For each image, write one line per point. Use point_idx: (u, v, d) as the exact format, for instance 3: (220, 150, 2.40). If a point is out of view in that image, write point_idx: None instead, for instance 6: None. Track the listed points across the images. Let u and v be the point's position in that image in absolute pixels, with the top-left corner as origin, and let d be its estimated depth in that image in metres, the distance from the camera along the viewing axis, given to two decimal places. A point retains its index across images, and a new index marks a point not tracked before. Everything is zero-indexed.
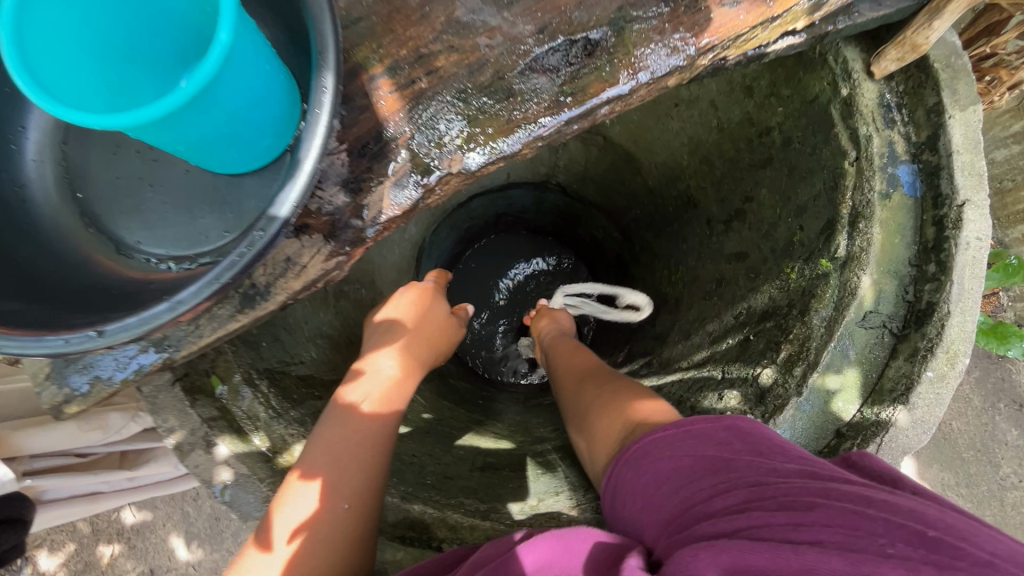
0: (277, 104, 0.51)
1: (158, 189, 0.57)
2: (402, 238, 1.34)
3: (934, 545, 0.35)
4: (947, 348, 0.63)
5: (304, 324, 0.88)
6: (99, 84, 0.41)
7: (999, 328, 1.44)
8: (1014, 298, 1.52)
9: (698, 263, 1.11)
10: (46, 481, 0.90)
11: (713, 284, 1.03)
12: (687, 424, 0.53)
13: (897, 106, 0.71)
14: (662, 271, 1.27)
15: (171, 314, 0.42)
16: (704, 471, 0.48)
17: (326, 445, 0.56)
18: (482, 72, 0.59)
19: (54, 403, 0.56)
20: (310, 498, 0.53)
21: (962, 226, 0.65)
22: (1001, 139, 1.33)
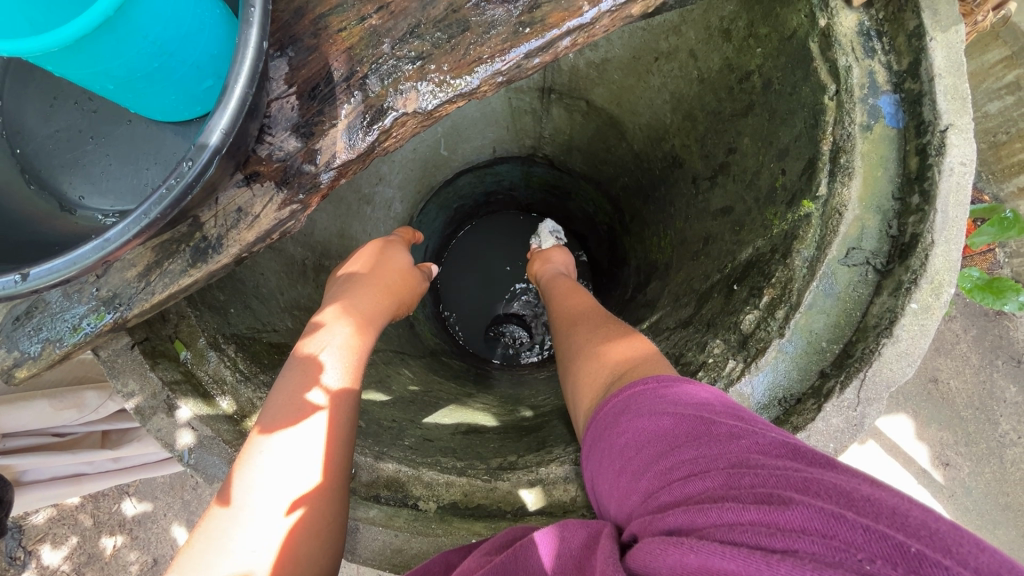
0: (214, 40, 0.48)
1: (101, 142, 0.55)
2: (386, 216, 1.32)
3: (917, 565, 0.26)
4: (932, 279, 0.60)
5: (280, 295, 0.83)
6: (16, 19, 0.39)
7: (994, 282, 1.34)
8: (1010, 254, 1.49)
9: (686, 224, 1.08)
10: (23, 460, 0.88)
11: (700, 243, 0.99)
12: (670, 382, 0.46)
13: (876, 33, 0.69)
14: (652, 238, 1.24)
15: (99, 253, 0.44)
16: (683, 435, 0.39)
17: (284, 405, 0.53)
18: (435, 6, 0.55)
19: (4, 367, 0.55)
20: (263, 457, 0.50)
21: (946, 152, 0.62)
22: (993, 91, 1.30)
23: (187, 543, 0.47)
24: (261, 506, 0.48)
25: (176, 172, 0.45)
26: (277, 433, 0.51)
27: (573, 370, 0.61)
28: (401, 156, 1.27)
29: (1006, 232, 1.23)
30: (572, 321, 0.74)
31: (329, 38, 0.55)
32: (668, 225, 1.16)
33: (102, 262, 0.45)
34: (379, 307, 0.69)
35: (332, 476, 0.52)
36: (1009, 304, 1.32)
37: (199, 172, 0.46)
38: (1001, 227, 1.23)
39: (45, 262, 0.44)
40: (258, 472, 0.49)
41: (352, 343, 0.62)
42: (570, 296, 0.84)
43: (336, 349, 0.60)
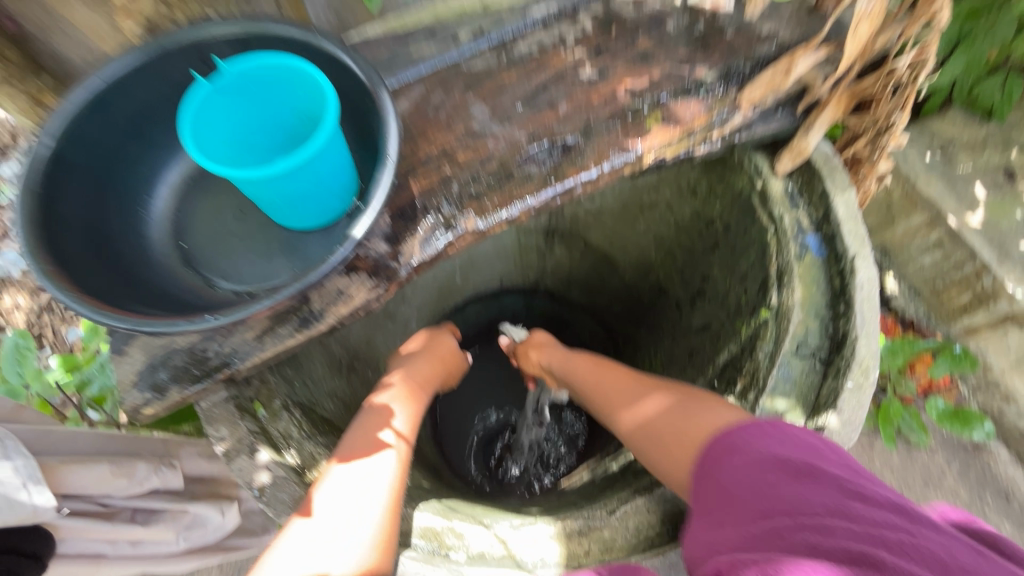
0: (349, 172, 0.70)
1: (245, 241, 0.76)
2: (404, 333, 1.52)
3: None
4: (860, 363, 0.78)
5: (319, 381, 1.00)
6: (219, 148, 0.65)
7: (960, 413, 1.64)
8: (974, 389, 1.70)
9: (674, 340, 1.28)
10: (72, 526, 0.89)
11: (687, 355, 1.20)
12: (777, 426, 0.64)
13: (798, 194, 0.94)
14: (645, 357, 1.42)
15: (269, 305, 0.64)
16: (786, 474, 0.57)
17: (358, 443, 0.67)
18: (490, 163, 0.82)
19: (134, 406, 0.68)
20: (339, 481, 0.62)
21: (856, 273, 0.84)
22: (924, 247, 1.63)
23: (272, 547, 0.57)
24: (337, 516, 0.59)
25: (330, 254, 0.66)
26: (353, 462, 0.64)
27: (613, 411, 0.87)
28: (430, 278, 1.50)
29: (960, 366, 1.59)
30: (597, 383, 0.94)
31: (415, 179, 0.80)
32: (660, 342, 1.35)
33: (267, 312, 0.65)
34: (429, 378, 0.85)
35: (393, 506, 0.63)
36: (977, 432, 1.62)
37: (338, 261, 0.66)
38: (955, 361, 1.59)
39: (223, 312, 0.63)
40: (338, 492, 0.61)
41: (409, 404, 0.77)
42: (587, 366, 1.00)
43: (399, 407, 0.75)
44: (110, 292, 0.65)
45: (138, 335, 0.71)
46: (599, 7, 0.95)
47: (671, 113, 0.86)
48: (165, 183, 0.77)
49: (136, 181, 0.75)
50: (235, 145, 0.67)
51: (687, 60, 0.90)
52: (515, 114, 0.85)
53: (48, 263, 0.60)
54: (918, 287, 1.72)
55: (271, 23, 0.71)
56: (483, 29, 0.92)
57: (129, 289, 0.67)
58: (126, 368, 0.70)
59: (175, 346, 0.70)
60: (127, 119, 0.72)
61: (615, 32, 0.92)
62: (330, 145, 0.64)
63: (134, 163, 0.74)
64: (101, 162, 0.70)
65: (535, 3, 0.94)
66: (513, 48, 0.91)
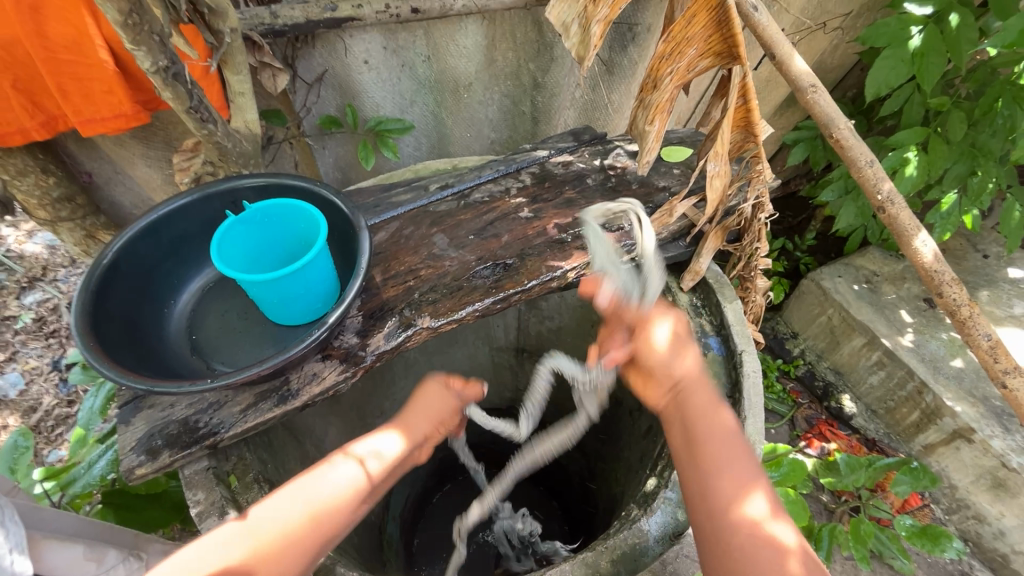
0: (330, 280, 0.92)
1: (244, 335, 0.95)
2: (378, 447, 1.63)
3: None
4: (748, 440, 0.92)
5: (287, 470, 1.10)
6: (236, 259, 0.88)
7: (928, 530, 1.68)
8: (947, 511, 1.92)
9: (629, 445, 1.39)
10: None
11: (637, 457, 1.31)
12: None
13: (700, 306, 1.15)
14: (612, 470, 1.52)
15: (256, 372, 0.81)
16: None
17: (323, 474, 0.74)
18: (445, 277, 1.05)
19: (129, 467, 0.81)
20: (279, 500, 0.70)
21: (744, 364, 1.02)
22: (870, 367, 2.00)
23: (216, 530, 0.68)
24: (248, 535, 0.66)
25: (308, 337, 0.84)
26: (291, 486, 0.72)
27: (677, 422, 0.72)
28: (404, 389, 1.65)
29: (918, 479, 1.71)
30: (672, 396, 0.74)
31: (386, 288, 1.02)
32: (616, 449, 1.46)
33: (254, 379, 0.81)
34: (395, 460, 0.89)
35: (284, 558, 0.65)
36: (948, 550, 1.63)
37: (315, 341, 0.84)
38: (913, 475, 1.72)
39: (222, 381, 0.79)
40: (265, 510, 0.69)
41: (393, 458, 0.80)
42: (706, 390, 0.73)
43: (371, 439, 0.81)
44: (133, 365, 0.81)
45: (144, 409, 0.86)
46: (537, 169, 1.26)
47: (589, 241, 1.12)
48: (187, 292, 1.00)
49: (165, 288, 0.96)
50: (249, 259, 0.90)
51: (601, 205, 1.18)
52: (468, 243, 1.11)
53: (90, 338, 0.78)
54: (875, 409, 2.06)
55: (283, 176, 0.97)
56: (449, 183, 1.22)
57: (148, 366, 0.84)
58: (128, 435, 0.84)
59: (173, 417, 0.85)
60: (170, 242, 0.95)
61: (548, 185, 1.22)
62: (319, 256, 0.86)
63: (168, 275, 0.97)
64: (142, 271, 0.92)
65: (489, 166, 1.26)
66: (470, 196, 1.20)
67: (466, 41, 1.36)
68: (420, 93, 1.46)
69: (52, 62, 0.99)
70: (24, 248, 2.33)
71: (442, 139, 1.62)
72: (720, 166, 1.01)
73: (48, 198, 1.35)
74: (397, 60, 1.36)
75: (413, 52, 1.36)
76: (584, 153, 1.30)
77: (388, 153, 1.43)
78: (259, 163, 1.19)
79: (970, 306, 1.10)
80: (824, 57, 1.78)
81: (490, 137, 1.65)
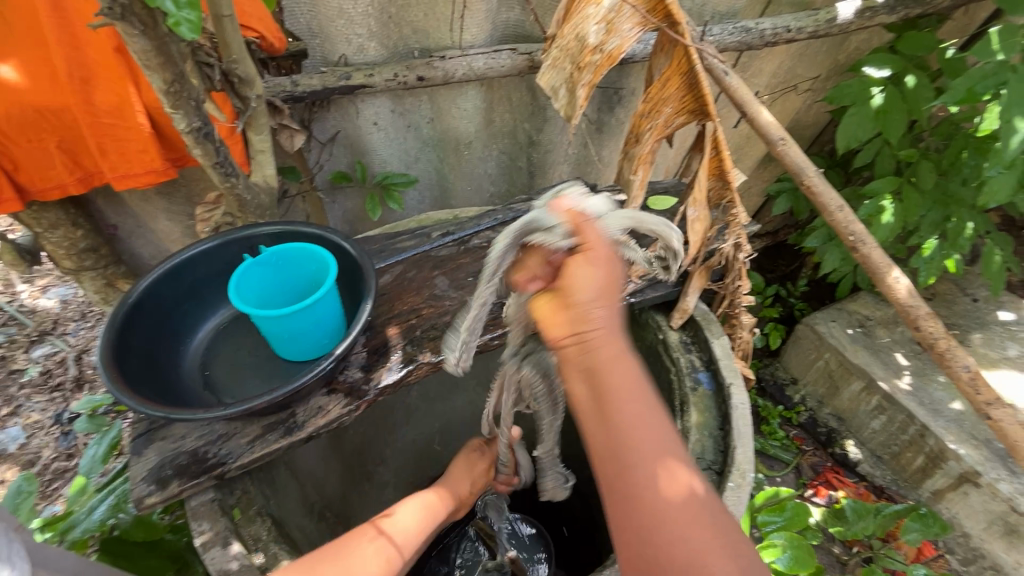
0: (337, 318, 0.98)
1: (254, 371, 1.01)
2: (380, 494, 1.62)
3: None
4: (738, 469, 0.95)
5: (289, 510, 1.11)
6: (251, 299, 0.94)
7: None
8: (963, 561, 1.86)
9: None
10: None
11: None
12: None
13: (690, 343, 1.21)
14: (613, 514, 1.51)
15: (265, 402, 0.86)
16: None
17: (356, 562, 0.81)
18: (445, 316, 1.11)
19: (139, 496, 0.84)
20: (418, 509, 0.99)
21: (732, 397, 1.06)
22: (870, 411, 2.00)
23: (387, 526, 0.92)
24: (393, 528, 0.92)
25: (315, 368, 0.89)
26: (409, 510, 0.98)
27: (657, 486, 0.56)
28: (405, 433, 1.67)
29: (929, 527, 1.67)
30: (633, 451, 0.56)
31: (390, 327, 1.08)
32: None
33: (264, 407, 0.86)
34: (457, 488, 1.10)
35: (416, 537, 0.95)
36: None
37: (323, 371, 0.89)
38: (923, 522, 1.68)
39: (234, 409, 0.84)
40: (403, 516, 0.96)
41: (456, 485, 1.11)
42: (610, 330, 0.60)
43: (399, 513, 0.96)
44: (150, 396, 0.86)
45: (156, 441, 0.90)
46: None
47: None
48: (201, 331, 1.06)
49: (182, 327, 1.02)
50: (262, 298, 0.97)
51: None
52: (467, 285, 1.18)
53: (113, 369, 0.83)
54: (879, 455, 2.04)
55: (297, 223, 1.06)
56: (450, 231, 1.31)
57: (165, 398, 0.90)
58: (139, 466, 0.87)
59: (183, 448, 0.89)
60: (189, 283, 1.03)
61: None
62: (330, 293, 0.94)
63: (186, 315, 1.04)
64: (162, 311, 0.99)
65: (487, 215, 1.35)
66: (470, 242, 1.28)
67: (467, 105, 1.50)
68: (424, 151, 1.59)
69: (96, 126, 1.10)
70: (39, 302, 2.41)
71: (444, 192, 1.73)
72: (699, 212, 1.10)
73: (74, 248, 1.44)
74: (403, 122, 1.49)
75: (418, 115, 1.49)
76: None
77: (393, 205, 1.53)
78: (274, 214, 1.29)
79: (947, 339, 1.16)
80: (799, 115, 1.93)
81: (489, 190, 1.77)
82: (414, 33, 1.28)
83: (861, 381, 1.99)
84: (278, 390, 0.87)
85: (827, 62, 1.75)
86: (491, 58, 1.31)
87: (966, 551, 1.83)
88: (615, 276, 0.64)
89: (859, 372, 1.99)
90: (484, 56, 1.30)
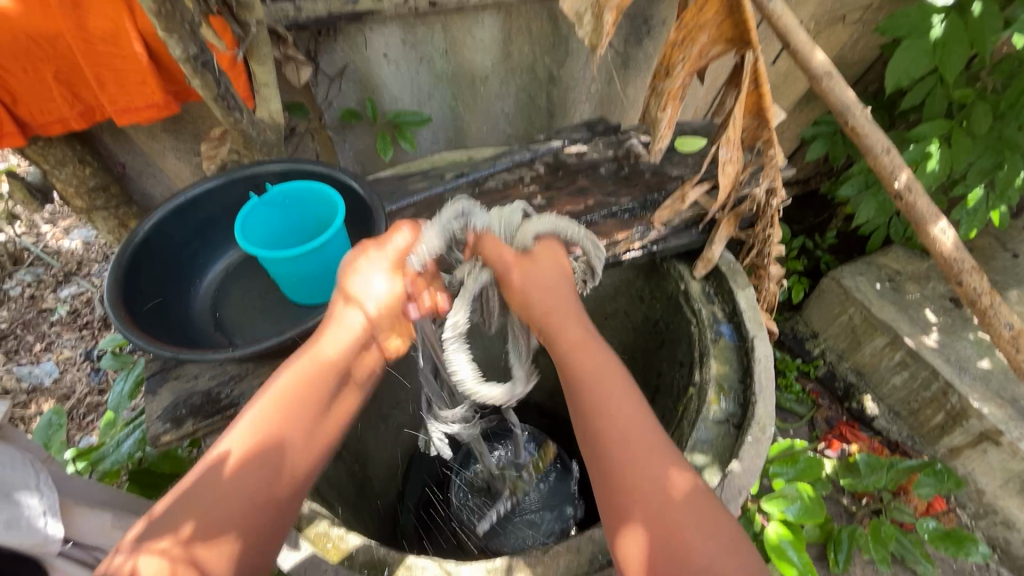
0: (346, 261, 0.95)
1: (264, 313, 0.99)
2: (396, 436, 1.66)
3: None
4: (757, 422, 0.92)
5: None
6: (258, 240, 0.91)
7: (951, 532, 1.66)
8: (974, 516, 1.86)
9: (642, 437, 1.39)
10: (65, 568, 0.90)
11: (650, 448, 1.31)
12: None
13: (713, 293, 1.15)
14: None
15: (275, 344, 0.84)
16: None
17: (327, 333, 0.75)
18: None
19: (155, 433, 0.84)
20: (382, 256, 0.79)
21: (755, 350, 1.02)
22: (892, 367, 1.95)
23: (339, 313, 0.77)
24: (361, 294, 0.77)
25: (324, 312, 0.87)
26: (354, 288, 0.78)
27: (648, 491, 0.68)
28: None
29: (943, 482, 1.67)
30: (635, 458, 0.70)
31: None
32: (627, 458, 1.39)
33: (273, 350, 0.85)
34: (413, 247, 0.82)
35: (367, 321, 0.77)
36: (974, 552, 1.62)
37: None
38: (937, 478, 1.68)
39: (244, 350, 0.82)
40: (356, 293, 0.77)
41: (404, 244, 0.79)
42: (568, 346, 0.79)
43: (364, 276, 0.77)
44: (159, 336, 0.85)
45: (170, 380, 0.90)
46: (551, 158, 1.28)
47: (600, 227, 1.13)
48: (211, 272, 1.04)
49: (192, 268, 1.01)
50: (268, 240, 0.93)
51: (614, 193, 1.19)
52: None
53: (121, 308, 0.82)
54: (898, 411, 2.01)
55: (303, 161, 1.01)
56: (464, 173, 1.25)
57: (176, 339, 0.89)
58: (155, 405, 0.88)
59: (196, 388, 0.89)
60: (196, 222, 1.00)
61: (562, 174, 1.24)
62: (338, 236, 0.90)
63: (195, 255, 1.01)
64: (171, 251, 0.97)
65: (504, 156, 1.29)
66: (485, 184, 1.22)
67: (483, 35, 1.39)
68: (437, 87, 1.50)
69: (92, 55, 1.05)
70: (62, 244, 2.43)
71: (459, 132, 1.65)
72: (732, 152, 1.02)
73: (84, 187, 1.42)
74: (415, 54, 1.40)
75: (431, 47, 1.39)
76: (598, 144, 1.31)
77: (406, 145, 1.46)
78: (282, 152, 1.23)
79: (990, 295, 1.09)
80: (845, 50, 1.76)
81: (506, 131, 1.68)
82: None
83: (886, 336, 1.93)
84: (288, 333, 0.86)
85: None
86: None
87: (979, 506, 1.83)
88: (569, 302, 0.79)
89: (886, 327, 1.93)
90: None
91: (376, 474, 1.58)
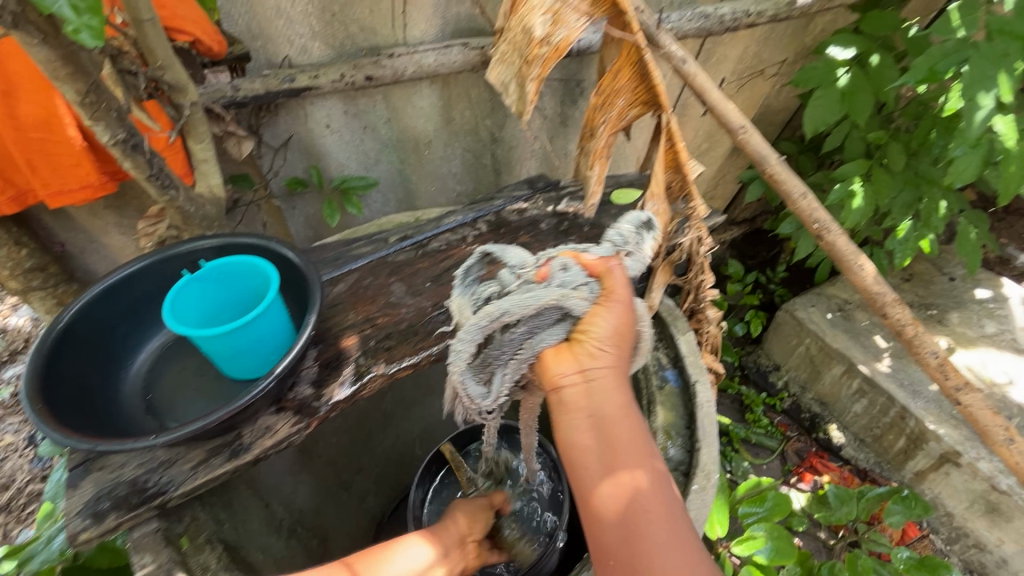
0: (283, 332, 0.94)
1: (199, 392, 0.97)
2: (358, 505, 1.60)
3: None
4: (704, 470, 0.93)
5: (249, 532, 1.07)
6: (191, 317, 0.90)
7: (924, 560, 1.63)
8: (948, 541, 1.85)
9: None
10: None
11: None
12: None
13: (657, 339, 1.18)
14: None
15: (203, 425, 0.81)
16: None
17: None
18: (401, 324, 1.07)
19: (74, 531, 0.79)
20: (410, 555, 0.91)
21: (698, 395, 1.04)
22: (851, 395, 1.98)
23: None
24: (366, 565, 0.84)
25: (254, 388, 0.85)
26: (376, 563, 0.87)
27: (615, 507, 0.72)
28: (383, 441, 1.65)
29: (910, 508, 1.65)
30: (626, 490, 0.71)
31: (343, 337, 1.04)
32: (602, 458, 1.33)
33: (202, 432, 0.82)
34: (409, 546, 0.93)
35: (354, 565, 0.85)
36: None
37: (262, 392, 0.85)
38: (904, 504, 1.66)
39: (168, 435, 0.79)
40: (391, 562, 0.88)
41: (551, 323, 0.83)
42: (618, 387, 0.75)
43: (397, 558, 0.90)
44: (79, 427, 0.82)
45: (93, 471, 0.86)
46: (494, 217, 1.32)
47: None
48: (143, 352, 1.01)
49: (121, 349, 0.98)
50: (202, 315, 0.92)
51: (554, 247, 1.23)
52: (425, 290, 1.14)
53: (36, 402, 0.78)
54: (862, 438, 2.03)
55: (238, 236, 1.02)
56: (408, 235, 1.27)
57: (99, 428, 0.85)
58: (75, 500, 0.83)
59: (121, 478, 0.84)
60: (126, 303, 0.98)
61: (503, 232, 1.27)
62: (275, 308, 0.90)
63: (125, 337, 0.99)
64: (98, 335, 0.94)
65: (448, 217, 1.32)
66: (428, 245, 1.24)
67: (423, 103, 1.45)
68: (383, 153, 1.54)
69: (23, 141, 1.05)
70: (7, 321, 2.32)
71: (409, 194, 1.69)
72: (658, 205, 1.07)
73: (20, 269, 1.38)
74: (358, 123, 1.44)
75: (374, 116, 1.44)
76: (539, 200, 1.36)
77: (352, 209, 1.48)
78: (224, 225, 1.24)
79: (915, 325, 1.14)
80: (768, 100, 1.90)
81: (455, 189, 1.73)
82: (360, 30, 1.22)
83: (840, 364, 1.98)
84: (217, 413, 0.83)
85: (793, 45, 1.72)
86: (442, 54, 1.25)
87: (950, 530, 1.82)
88: (631, 327, 0.77)
89: (840, 356, 1.97)
90: (434, 52, 1.25)
91: (337, 548, 1.51)
